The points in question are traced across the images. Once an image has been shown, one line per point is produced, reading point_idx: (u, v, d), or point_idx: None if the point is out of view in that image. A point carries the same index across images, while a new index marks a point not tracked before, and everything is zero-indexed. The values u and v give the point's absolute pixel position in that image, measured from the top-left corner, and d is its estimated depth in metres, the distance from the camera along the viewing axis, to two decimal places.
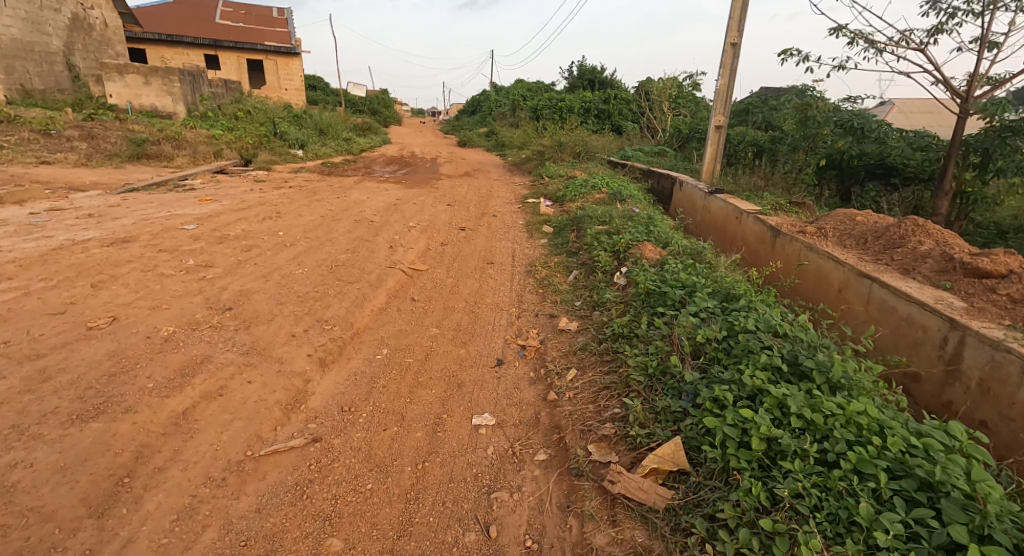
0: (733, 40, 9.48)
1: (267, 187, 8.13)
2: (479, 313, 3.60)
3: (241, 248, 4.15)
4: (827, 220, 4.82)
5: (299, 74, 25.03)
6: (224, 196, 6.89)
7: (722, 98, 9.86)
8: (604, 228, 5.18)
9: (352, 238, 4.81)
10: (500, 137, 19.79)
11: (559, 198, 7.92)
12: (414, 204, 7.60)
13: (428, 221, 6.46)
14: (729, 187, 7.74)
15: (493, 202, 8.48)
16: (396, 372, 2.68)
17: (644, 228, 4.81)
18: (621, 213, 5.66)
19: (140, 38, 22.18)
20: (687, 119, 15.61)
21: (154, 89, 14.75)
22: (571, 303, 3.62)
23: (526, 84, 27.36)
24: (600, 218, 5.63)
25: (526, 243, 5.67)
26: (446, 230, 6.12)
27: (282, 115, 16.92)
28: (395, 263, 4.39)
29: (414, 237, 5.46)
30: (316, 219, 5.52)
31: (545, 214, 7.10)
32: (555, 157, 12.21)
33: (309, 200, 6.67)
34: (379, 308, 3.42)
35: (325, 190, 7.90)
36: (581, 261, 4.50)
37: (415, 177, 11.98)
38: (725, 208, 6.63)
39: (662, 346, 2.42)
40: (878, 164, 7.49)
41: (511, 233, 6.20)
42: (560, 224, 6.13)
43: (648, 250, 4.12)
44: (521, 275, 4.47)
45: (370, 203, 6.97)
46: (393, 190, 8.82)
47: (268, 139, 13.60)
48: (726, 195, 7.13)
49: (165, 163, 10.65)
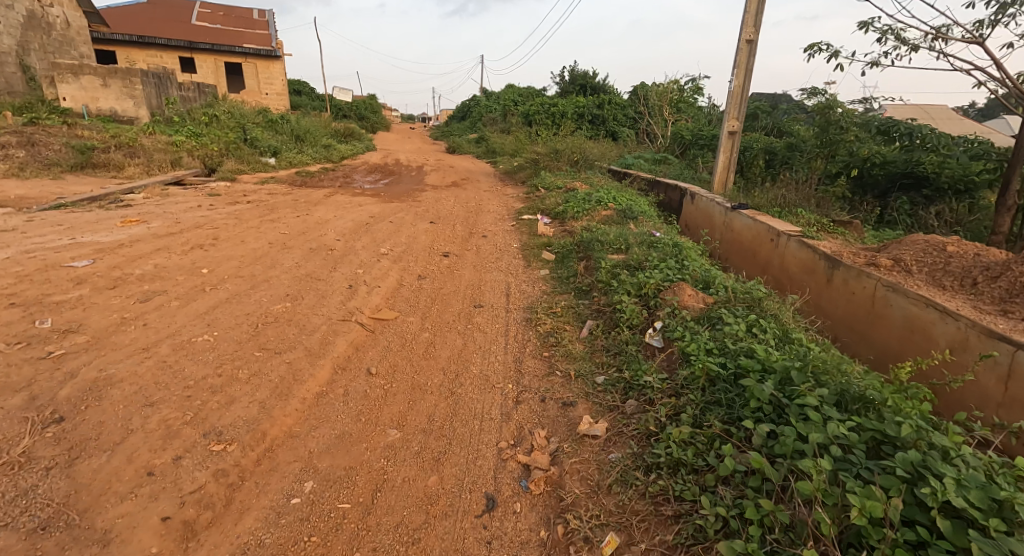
0: (749, 36, 8.58)
1: (220, 202, 7.04)
2: (461, 397, 2.54)
3: (138, 295, 3.07)
4: (902, 248, 3.86)
5: (280, 78, 23.94)
6: (161, 214, 5.81)
7: (736, 100, 8.95)
8: (621, 259, 4.18)
9: (300, 276, 3.75)
10: (490, 144, 18.83)
11: (558, 214, 6.90)
12: (391, 223, 6.55)
13: (405, 246, 5.42)
14: (754, 201, 6.79)
15: (483, 219, 7.45)
16: (318, 539, 1.61)
17: (675, 261, 3.81)
18: (640, 238, 4.67)
19: (108, 39, 20.99)
20: (688, 124, 14.76)
21: (113, 91, 13.66)
22: (592, 382, 2.58)
23: (517, 88, 26.45)
24: (615, 245, 4.63)
25: (523, 275, 4.67)
26: (426, 258, 5.07)
27: (257, 120, 15.83)
28: (352, 313, 3.32)
29: (384, 270, 4.40)
30: (262, 247, 4.45)
31: (544, 234, 6.09)
32: (550, 166, 11.25)
33: (263, 220, 5.60)
34: (315, 398, 2.35)
35: (288, 205, 6.85)
36: (597, 307, 3.49)
37: (398, 188, 10.95)
38: (755, 228, 5.72)
39: (776, 514, 1.40)
40: (905, 173, 6.62)
41: (505, 260, 5.18)
42: (566, 248, 5.13)
43: (687, 298, 3.13)
44: (520, 326, 3.44)
45: (338, 222, 5.93)
46: (370, 204, 7.78)
47: (238, 145, 12.50)
48: (752, 212, 6.22)
49: (114, 172, 9.53)
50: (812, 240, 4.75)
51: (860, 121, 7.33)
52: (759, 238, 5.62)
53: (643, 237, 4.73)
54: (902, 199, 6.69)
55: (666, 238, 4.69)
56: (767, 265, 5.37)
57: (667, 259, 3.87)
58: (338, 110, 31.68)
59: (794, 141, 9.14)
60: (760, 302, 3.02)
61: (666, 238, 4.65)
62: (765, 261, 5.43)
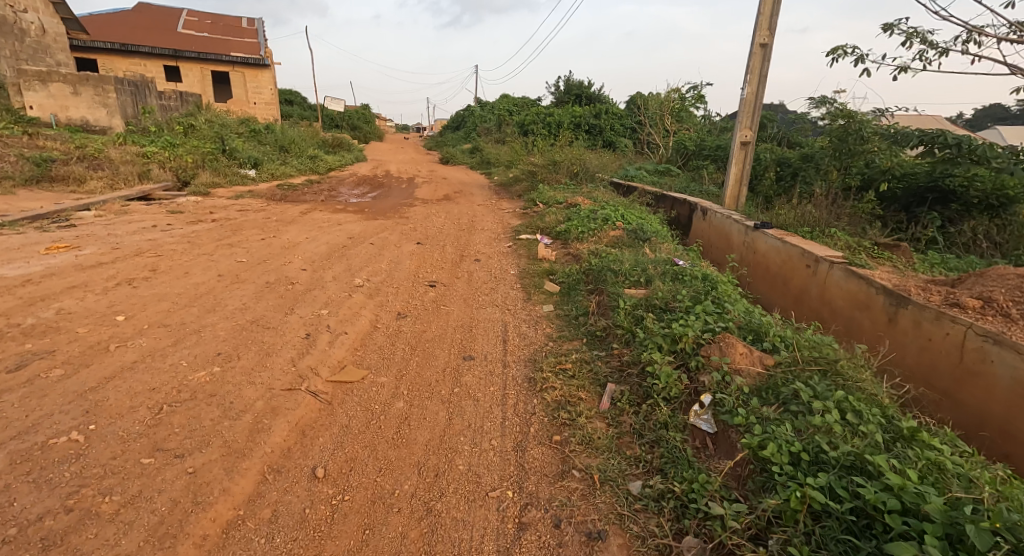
0: (762, 40, 7.97)
1: (180, 222, 6.28)
2: (440, 519, 1.79)
3: (9, 360, 2.30)
4: (988, 284, 3.17)
5: (268, 87, 23.32)
6: (103, 236, 5.05)
7: (748, 109, 8.34)
8: (643, 296, 3.48)
9: (245, 322, 3.00)
10: (485, 155, 18.20)
11: (560, 234, 6.21)
12: (372, 245, 5.82)
13: (387, 275, 4.70)
14: (777, 219, 6.15)
15: (476, 239, 6.75)
16: None
17: (712, 302, 3.10)
18: (660, 269, 3.98)
19: (89, 47, 20.32)
20: (690, 134, 14.20)
21: (85, 100, 12.94)
22: (625, 493, 1.85)
23: (512, 99, 25.93)
24: (632, 277, 3.92)
25: (522, 312, 3.97)
26: (409, 290, 4.34)
27: (239, 130, 15.14)
28: (303, 376, 2.57)
29: (356, 309, 3.66)
30: (207, 281, 3.69)
31: (545, 258, 5.38)
32: (548, 179, 10.60)
33: (220, 244, 4.85)
34: (220, 535, 1.59)
35: (257, 224, 6.12)
36: (619, 364, 2.76)
37: (386, 202, 10.25)
38: (786, 252, 5.09)
39: None
40: (929, 186, 6.10)
41: (501, 292, 4.46)
42: (573, 278, 4.42)
43: (740, 358, 2.40)
44: (520, 391, 2.70)
45: (310, 246, 5.20)
46: (352, 222, 7.05)
47: (216, 156, 11.79)
48: (780, 232, 5.59)
49: (74, 186, 8.79)
50: (860, 267, 4.10)
51: (884, 130, 6.73)
52: (791, 263, 5.00)
53: (664, 267, 4.03)
54: (934, 214, 5.99)
55: (692, 269, 3.99)
56: (802, 294, 4.75)
57: (701, 299, 3.16)
58: (330, 120, 31.09)
59: (808, 151, 8.53)
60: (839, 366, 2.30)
61: (693, 269, 3.95)
62: (798, 289, 4.80)
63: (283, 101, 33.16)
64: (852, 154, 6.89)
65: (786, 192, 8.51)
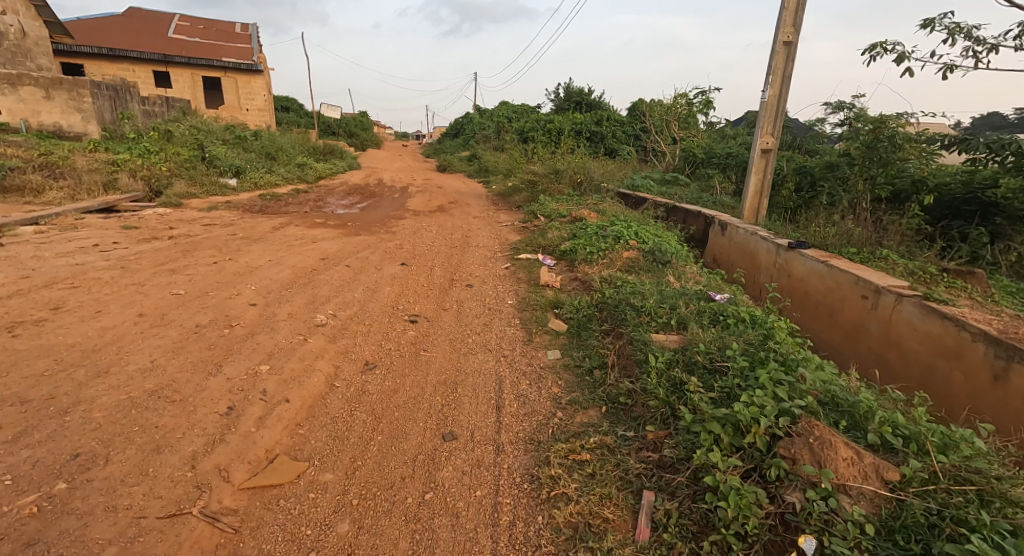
0: (786, 37, 7.26)
1: (131, 239, 5.52)
2: None
3: None
4: None
5: (261, 93, 22.67)
6: (26, 258, 4.28)
7: (770, 113, 7.61)
8: (679, 348, 2.70)
9: (142, 391, 2.21)
10: (483, 163, 17.49)
11: (564, 253, 5.45)
12: (348, 268, 5.06)
13: (359, 309, 3.92)
14: (812, 237, 5.39)
15: (469, 259, 5.97)
16: None
17: (776, 361, 2.32)
18: (694, 306, 3.22)
19: (75, 51, 19.72)
20: (698, 140, 13.48)
21: (57, 105, 12.26)
22: None
23: (510, 105, 25.30)
24: (660, 316, 3.16)
25: (521, 360, 3.19)
26: (382, 332, 3.56)
27: (225, 136, 14.44)
28: (202, 485, 1.79)
29: (310, 362, 2.88)
30: (119, 323, 2.90)
31: (548, 284, 4.61)
32: (549, 189, 9.86)
33: (161, 270, 4.06)
34: None
35: (216, 243, 5.36)
36: (659, 460, 1.99)
37: (374, 214, 9.49)
38: (833, 279, 4.35)
39: None
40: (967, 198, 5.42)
41: (494, 331, 3.68)
42: (584, 314, 3.65)
43: (846, 470, 1.62)
44: (520, 501, 1.93)
45: (271, 270, 4.42)
46: (330, 238, 6.27)
47: (194, 165, 11.07)
48: (820, 253, 4.85)
49: (30, 196, 8.04)
50: (937, 302, 3.34)
51: (917, 136, 6.02)
52: (839, 291, 4.26)
53: (698, 304, 3.27)
54: (980, 228, 5.20)
55: (733, 307, 3.23)
56: (855, 329, 4.01)
57: (761, 355, 2.39)
58: (326, 127, 30.44)
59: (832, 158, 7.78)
60: (1007, 490, 1.52)
61: (734, 307, 3.19)
62: (851, 322, 4.06)
63: (279, 108, 32.57)
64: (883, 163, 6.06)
65: (809, 204, 7.77)
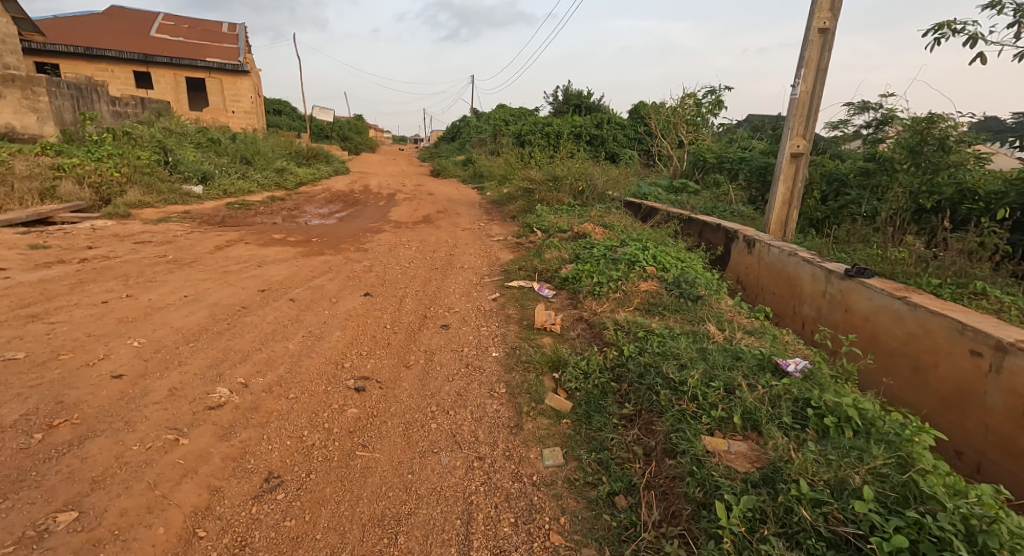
0: (822, 24, 6.21)
1: (29, 263, 4.45)
2: None
3: None
4: None
5: (247, 95, 21.63)
6: None
7: (802, 111, 6.55)
8: (764, 480, 1.67)
9: None
10: (478, 168, 16.47)
11: (565, 281, 4.42)
12: (293, 303, 4.01)
13: (285, 373, 2.86)
14: (871, 261, 4.35)
15: (449, 286, 4.92)
16: None
17: (956, 535, 1.30)
18: (761, 381, 2.18)
19: (50, 50, 18.68)
20: (707, 142, 12.48)
21: (10, 104, 11.17)
22: None
23: (507, 108, 24.34)
24: (714, 401, 2.12)
25: (502, 469, 2.15)
26: (308, 414, 2.51)
27: (199, 138, 13.39)
28: None
29: (164, 485, 1.84)
30: None
31: (546, 327, 3.59)
32: (547, 197, 8.85)
33: (19, 315, 3.00)
34: None
35: (131, 269, 4.31)
36: None
37: (351, 225, 8.45)
38: (919, 322, 3.33)
39: None
40: None
41: (469, 410, 2.64)
42: (598, 384, 2.61)
43: None
44: None
45: (180, 310, 3.36)
46: (283, 259, 5.21)
47: (155, 170, 10.03)
48: (890, 285, 3.82)
49: None
50: None
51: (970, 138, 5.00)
52: (931, 340, 3.22)
53: (765, 379, 2.23)
54: None
55: (819, 389, 2.19)
56: (960, 396, 2.99)
57: (923, 518, 1.37)
58: (318, 129, 29.41)
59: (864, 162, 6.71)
60: None
61: (824, 390, 2.15)
62: (952, 385, 3.04)
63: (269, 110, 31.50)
64: (935, 167, 5.06)
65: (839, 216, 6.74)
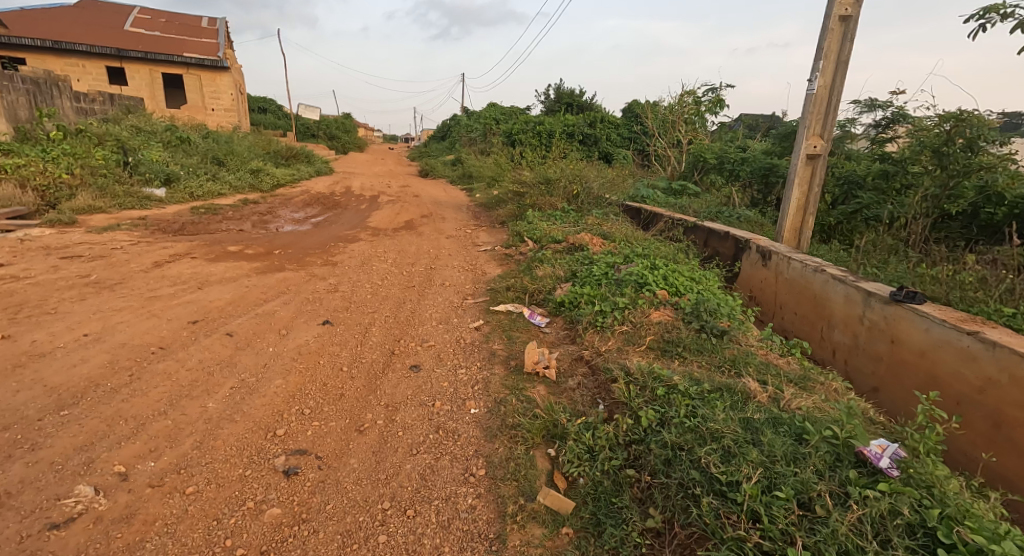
0: (844, 10, 5.23)
1: None
2: None
3: None
4: None
5: (228, 92, 20.63)
6: None
7: (817, 109, 5.52)
8: None
9: None
10: (467, 168, 15.75)
11: (562, 306, 3.75)
12: (231, 338, 3.28)
13: (190, 451, 2.14)
14: (919, 282, 3.72)
15: (425, 309, 4.20)
16: None
17: None
18: (852, 492, 1.54)
19: (16, 44, 17.66)
20: (707, 142, 11.83)
21: None
22: None
23: (497, 107, 23.58)
24: (788, 527, 1.49)
25: None
26: (206, 523, 1.81)
27: (167, 136, 12.52)
28: None
29: None
30: None
31: (541, 370, 2.90)
32: (539, 201, 8.15)
33: None
34: None
35: (34, 294, 3.57)
36: None
37: (325, 232, 7.71)
38: (1003, 368, 2.64)
39: None
40: None
41: (433, 508, 1.94)
42: (609, 471, 1.95)
43: None
44: None
45: (69, 358, 2.65)
46: (231, 278, 4.48)
47: (111, 172, 9.21)
48: (951, 315, 3.11)
49: None
50: None
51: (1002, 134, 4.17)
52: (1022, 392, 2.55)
53: (853, 482, 1.58)
54: None
55: (932, 501, 1.52)
56: None
57: None
58: (304, 129, 28.49)
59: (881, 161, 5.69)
60: None
61: (944, 506, 1.48)
62: None
63: (254, 108, 30.55)
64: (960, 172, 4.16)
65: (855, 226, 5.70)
